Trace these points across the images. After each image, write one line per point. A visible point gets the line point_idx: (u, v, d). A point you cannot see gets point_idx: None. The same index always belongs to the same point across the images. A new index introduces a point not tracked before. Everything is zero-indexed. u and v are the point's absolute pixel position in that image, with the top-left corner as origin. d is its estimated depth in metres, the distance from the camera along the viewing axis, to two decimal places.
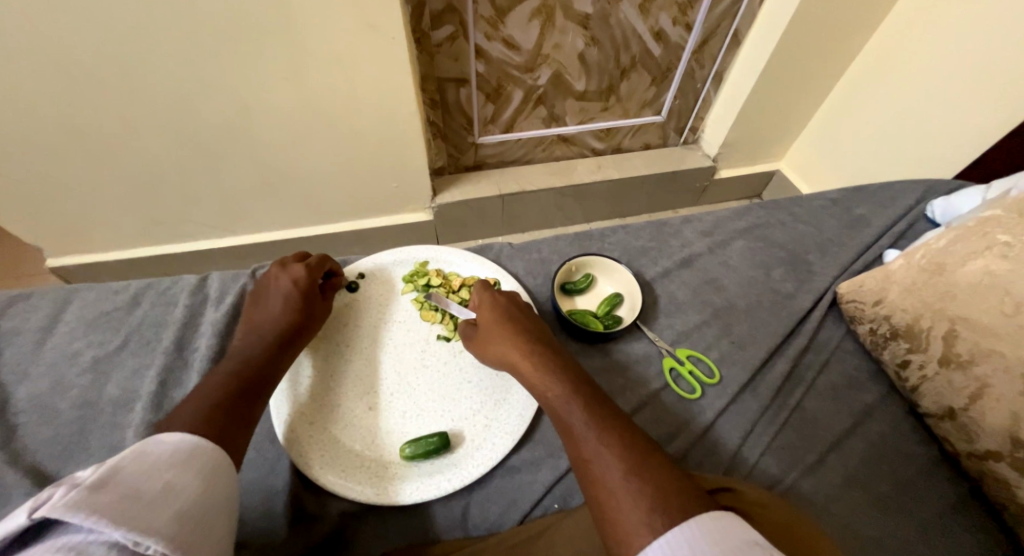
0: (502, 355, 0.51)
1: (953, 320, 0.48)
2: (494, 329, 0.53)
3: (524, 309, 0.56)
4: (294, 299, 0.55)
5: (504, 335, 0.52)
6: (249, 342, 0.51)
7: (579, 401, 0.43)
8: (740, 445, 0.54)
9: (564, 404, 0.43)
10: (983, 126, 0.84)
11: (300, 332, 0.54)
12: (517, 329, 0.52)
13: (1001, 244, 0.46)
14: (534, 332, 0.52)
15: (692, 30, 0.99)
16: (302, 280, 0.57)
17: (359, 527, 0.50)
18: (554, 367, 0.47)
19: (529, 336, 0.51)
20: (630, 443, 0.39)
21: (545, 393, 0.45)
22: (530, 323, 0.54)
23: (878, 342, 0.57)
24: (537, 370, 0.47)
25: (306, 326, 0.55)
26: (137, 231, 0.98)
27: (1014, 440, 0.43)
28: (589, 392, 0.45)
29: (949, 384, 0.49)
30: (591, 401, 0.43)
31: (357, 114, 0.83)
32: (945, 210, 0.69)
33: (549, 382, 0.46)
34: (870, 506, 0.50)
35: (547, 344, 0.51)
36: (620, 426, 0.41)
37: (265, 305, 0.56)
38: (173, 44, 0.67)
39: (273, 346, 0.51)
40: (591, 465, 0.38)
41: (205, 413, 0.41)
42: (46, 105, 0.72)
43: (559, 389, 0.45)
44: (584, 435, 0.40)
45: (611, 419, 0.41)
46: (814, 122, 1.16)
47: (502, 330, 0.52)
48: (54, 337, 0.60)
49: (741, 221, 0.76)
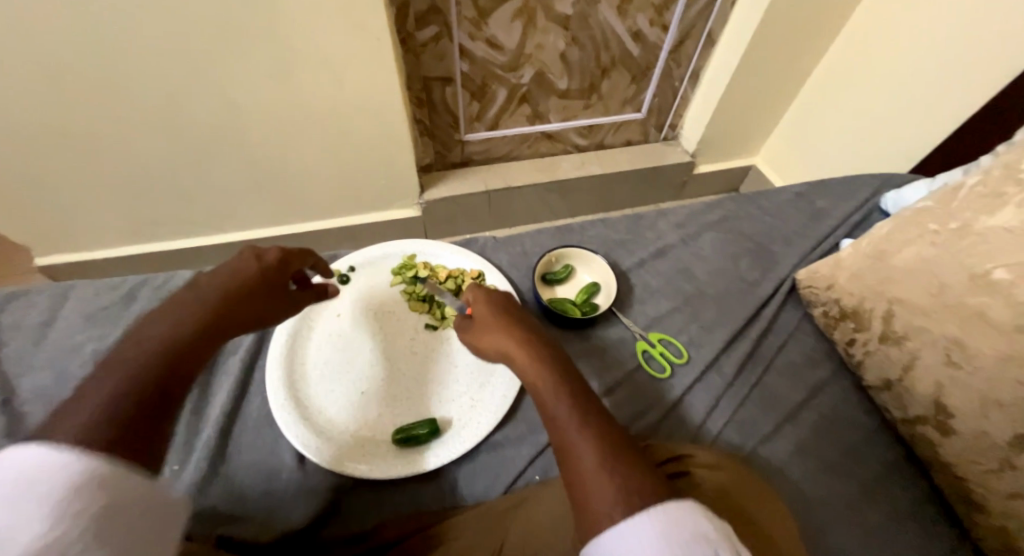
0: (489, 342, 0.50)
1: (891, 301, 0.53)
2: (487, 318, 0.52)
3: (517, 305, 0.55)
4: (256, 278, 0.42)
5: (495, 328, 0.51)
6: (160, 322, 0.34)
7: (559, 383, 0.41)
8: (705, 419, 0.59)
9: (544, 385, 0.41)
10: (937, 122, 0.89)
11: (236, 321, 0.39)
12: (507, 318, 0.51)
13: (931, 231, 0.51)
14: (525, 324, 0.51)
15: (668, 30, 1.03)
16: (269, 260, 0.44)
17: (351, 500, 0.53)
18: (538, 349, 0.46)
19: (520, 326, 0.50)
20: (605, 429, 0.37)
21: (526, 375, 0.44)
22: (521, 317, 0.53)
23: (830, 323, 0.62)
24: (520, 353, 0.46)
25: (246, 316, 0.40)
26: (130, 229, 1.00)
27: (939, 404, 0.48)
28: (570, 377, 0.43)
29: (887, 358, 0.54)
30: (572, 386, 0.41)
31: (344, 112, 0.86)
32: (896, 202, 0.74)
33: (531, 364, 0.44)
34: (819, 470, 0.55)
35: (537, 333, 0.49)
36: (598, 412, 0.39)
37: (212, 274, 0.41)
38: (165, 45, 0.69)
39: (195, 330, 0.35)
40: (564, 445, 0.36)
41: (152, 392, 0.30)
42: (39, 104, 0.74)
43: (540, 372, 0.43)
44: (565, 423, 0.38)
45: (594, 410, 0.39)
46: (786, 118, 1.22)
47: (494, 319, 0.52)
48: (55, 330, 0.63)
49: (711, 214, 0.81)
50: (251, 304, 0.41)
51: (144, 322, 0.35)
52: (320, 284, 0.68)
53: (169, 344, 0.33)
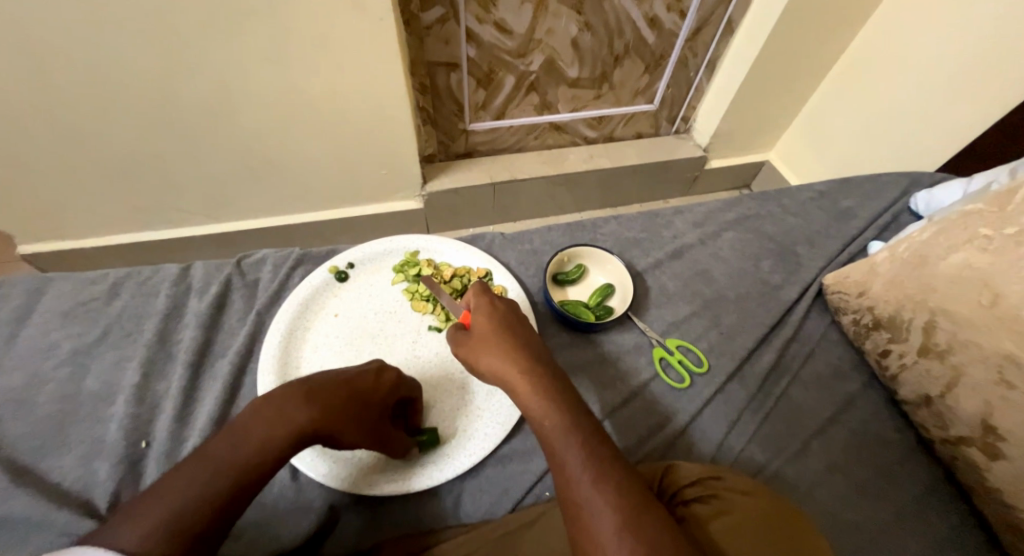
0: (492, 368, 0.44)
1: (933, 311, 0.50)
2: (492, 340, 0.46)
3: (525, 322, 0.50)
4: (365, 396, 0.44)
5: (495, 345, 0.45)
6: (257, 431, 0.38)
7: (577, 433, 0.38)
8: (727, 433, 0.55)
9: (561, 437, 0.38)
10: (967, 120, 0.85)
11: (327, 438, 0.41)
12: (516, 342, 0.45)
13: (982, 238, 0.47)
14: (534, 348, 0.46)
15: (686, 17, 0.98)
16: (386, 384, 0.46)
17: (347, 518, 0.50)
18: (551, 387, 0.41)
19: (529, 354, 0.45)
20: (630, 487, 0.34)
21: (539, 419, 0.40)
22: (530, 337, 0.47)
23: (861, 332, 0.59)
24: (530, 396, 0.41)
25: (337, 438, 0.41)
26: (115, 217, 0.95)
27: (986, 425, 0.45)
28: (588, 423, 0.39)
29: (927, 373, 0.50)
30: (590, 433, 0.38)
31: (343, 99, 0.81)
32: (928, 203, 0.70)
33: (545, 409, 0.40)
34: (848, 490, 0.52)
35: (548, 363, 0.45)
36: (620, 465, 0.36)
37: (326, 381, 0.43)
38: (147, 21, 0.63)
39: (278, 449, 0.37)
40: (586, 514, 0.33)
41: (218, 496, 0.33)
42: (12, 85, 0.68)
43: (558, 421, 0.39)
44: (574, 471, 0.35)
45: (606, 453, 0.37)
46: (803, 113, 1.17)
47: (499, 340, 0.46)
48: (29, 328, 0.58)
49: (731, 212, 0.76)
50: (355, 426, 0.42)
51: (249, 424, 0.38)
52: (316, 281, 0.63)
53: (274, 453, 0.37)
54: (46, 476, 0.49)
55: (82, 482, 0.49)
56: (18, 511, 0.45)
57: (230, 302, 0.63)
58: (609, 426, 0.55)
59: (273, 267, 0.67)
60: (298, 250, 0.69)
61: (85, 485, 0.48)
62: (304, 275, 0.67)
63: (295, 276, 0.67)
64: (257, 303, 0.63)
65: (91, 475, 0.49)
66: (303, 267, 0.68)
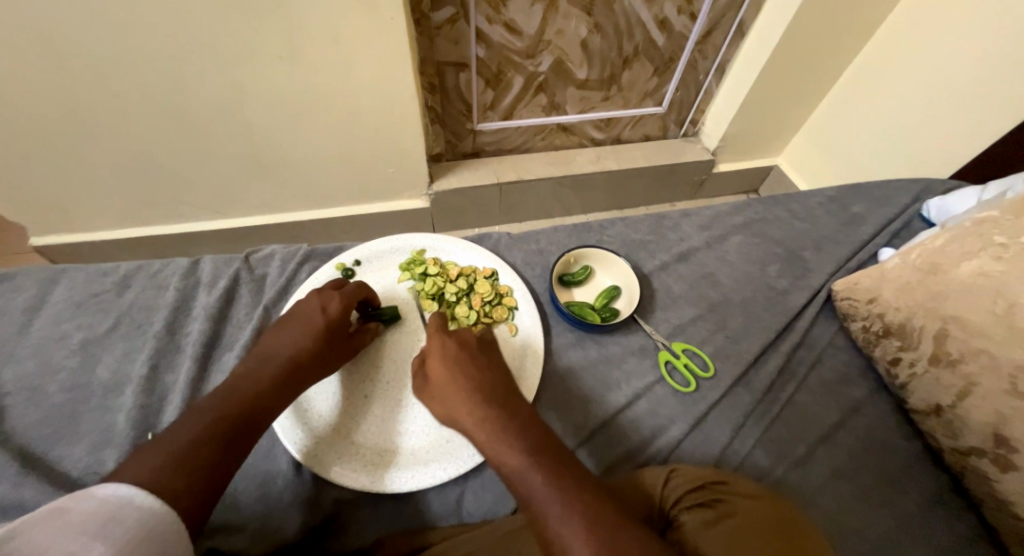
0: (447, 402, 0.42)
1: (945, 320, 0.49)
2: (444, 372, 0.43)
3: (483, 346, 0.47)
4: (318, 332, 0.50)
5: (444, 382, 0.43)
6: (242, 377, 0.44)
7: (539, 466, 0.36)
8: (732, 438, 0.55)
9: (524, 474, 0.35)
10: (981, 127, 0.84)
11: (307, 372, 0.48)
12: (458, 374, 0.43)
13: (996, 246, 0.47)
14: (489, 373, 0.44)
15: (696, 19, 0.98)
16: (335, 311, 0.52)
17: (351, 514, 0.50)
18: (509, 418, 0.39)
19: (486, 381, 0.42)
20: (602, 516, 0.33)
21: (496, 459, 0.37)
22: (485, 364, 0.45)
23: (870, 339, 0.58)
24: (487, 432, 0.38)
25: (316, 367, 0.49)
26: (125, 211, 0.96)
27: (998, 436, 0.45)
28: (552, 453, 0.37)
29: (937, 382, 0.50)
30: (555, 463, 0.36)
31: (352, 97, 0.81)
32: (940, 210, 0.70)
33: (505, 444, 0.37)
34: (854, 498, 0.52)
35: (504, 388, 0.42)
36: (589, 492, 0.35)
37: (276, 335, 0.49)
38: (161, 17, 0.64)
39: (263, 387, 0.43)
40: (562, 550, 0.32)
41: (222, 424, 0.39)
42: (27, 78, 0.69)
43: (518, 454, 0.36)
44: (543, 512, 0.34)
45: (574, 481, 0.35)
46: (813, 118, 1.16)
47: (452, 371, 0.43)
48: (41, 318, 0.59)
49: (739, 216, 0.76)
50: (316, 354, 0.48)
51: (230, 378, 0.44)
52: (323, 278, 0.64)
53: (259, 392, 0.43)
54: (54, 465, 0.49)
55: (90, 471, 0.49)
56: (28, 498, 0.46)
57: (238, 296, 0.63)
58: (602, 438, 0.55)
59: (281, 263, 0.67)
60: (306, 246, 0.69)
61: (93, 474, 0.49)
62: (311, 271, 0.67)
63: (302, 271, 0.67)
64: (264, 298, 0.63)
65: (99, 464, 0.49)
66: (311, 263, 0.68)
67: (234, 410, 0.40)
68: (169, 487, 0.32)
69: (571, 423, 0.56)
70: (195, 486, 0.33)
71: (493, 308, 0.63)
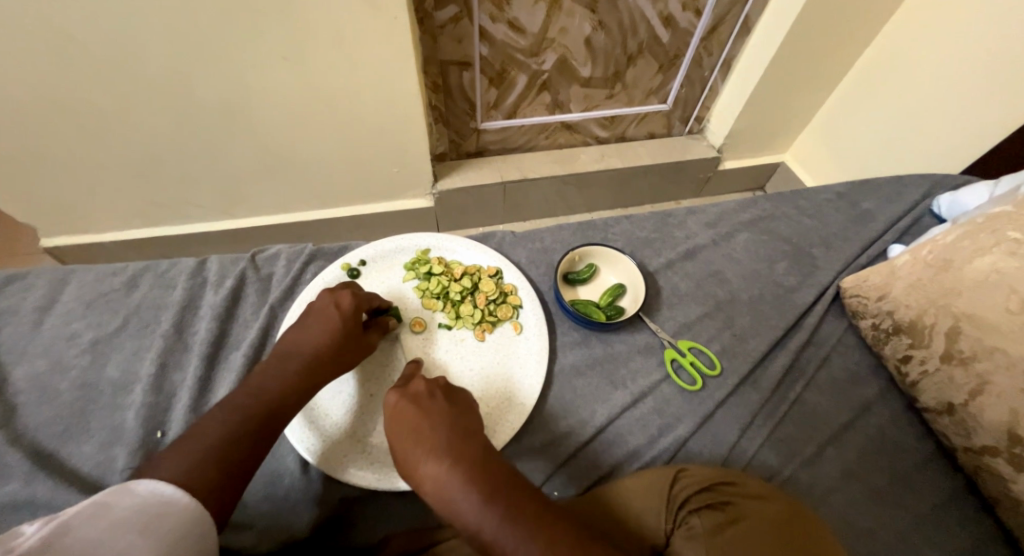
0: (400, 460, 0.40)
1: (957, 316, 0.49)
2: (392, 429, 0.41)
3: (434, 389, 0.45)
4: (334, 331, 0.50)
5: (396, 443, 0.41)
6: (264, 377, 0.45)
7: (494, 519, 0.34)
8: (739, 437, 0.54)
9: (479, 529, 0.34)
10: (991, 123, 0.83)
11: (326, 370, 0.48)
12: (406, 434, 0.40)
13: (1010, 241, 0.47)
14: (438, 421, 0.41)
15: (702, 15, 0.96)
16: (349, 308, 0.52)
17: (360, 511, 0.50)
18: (457, 469, 0.37)
19: (430, 429, 0.40)
20: None
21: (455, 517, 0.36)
22: (436, 409, 0.42)
23: (880, 337, 0.58)
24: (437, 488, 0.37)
25: (337, 365, 0.49)
26: (133, 212, 0.97)
27: (1013, 436, 0.44)
28: (508, 501, 0.35)
29: (950, 381, 0.49)
30: (513, 513, 0.35)
31: (356, 96, 0.81)
32: (951, 206, 0.69)
33: (456, 501, 0.36)
34: (864, 497, 0.51)
35: (453, 433, 0.40)
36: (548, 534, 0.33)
37: (294, 336, 0.49)
38: (164, 19, 0.64)
39: (284, 386, 0.44)
40: None
41: (246, 422, 0.40)
42: (36, 81, 0.70)
43: (471, 508, 0.35)
44: None
45: (540, 525, 0.34)
46: (820, 114, 1.15)
47: (398, 427, 0.41)
48: (51, 318, 0.60)
49: (746, 213, 0.75)
50: (331, 354, 0.48)
51: (254, 376, 0.45)
52: (328, 279, 0.64)
53: (283, 392, 0.44)
54: (65, 463, 0.50)
55: (101, 469, 0.49)
56: (40, 496, 0.46)
57: (245, 296, 0.64)
58: (600, 441, 0.54)
59: (287, 262, 0.68)
60: (312, 246, 0.70)
61: (102, 472, 0.49)
62: (317, 271, 0.68)
63: (308, 271, 0.67)
64: (271, 297, 0.64)
65: (108, 462, 0.50)
66: (316, 263, 0.68)
67: (258, 408, 0.41)
68: (196, 483, 0.33)
69: (567, 425, 0.55)
70: (220, 485, 0.34)
71: (497, 306, 0.63)
